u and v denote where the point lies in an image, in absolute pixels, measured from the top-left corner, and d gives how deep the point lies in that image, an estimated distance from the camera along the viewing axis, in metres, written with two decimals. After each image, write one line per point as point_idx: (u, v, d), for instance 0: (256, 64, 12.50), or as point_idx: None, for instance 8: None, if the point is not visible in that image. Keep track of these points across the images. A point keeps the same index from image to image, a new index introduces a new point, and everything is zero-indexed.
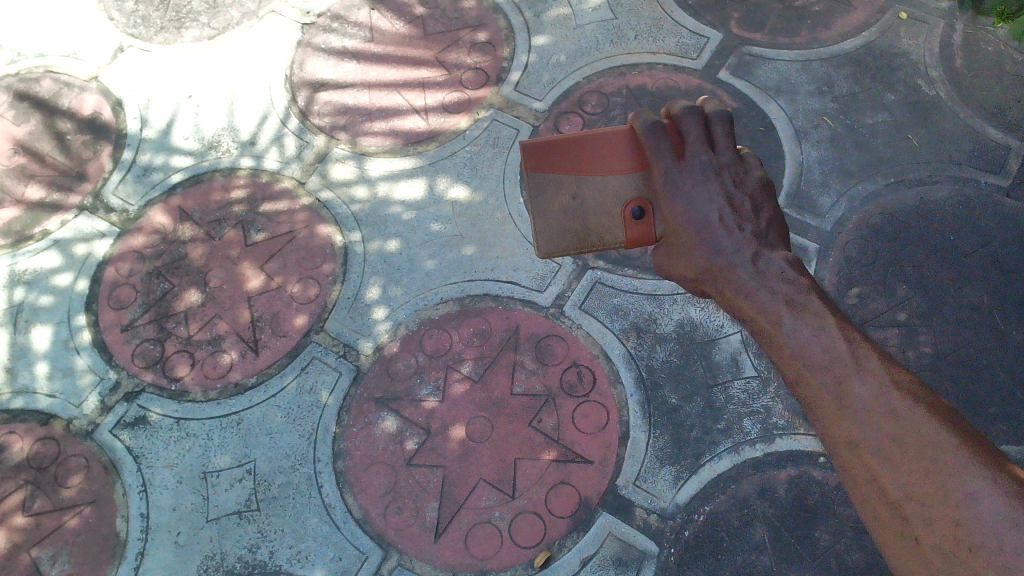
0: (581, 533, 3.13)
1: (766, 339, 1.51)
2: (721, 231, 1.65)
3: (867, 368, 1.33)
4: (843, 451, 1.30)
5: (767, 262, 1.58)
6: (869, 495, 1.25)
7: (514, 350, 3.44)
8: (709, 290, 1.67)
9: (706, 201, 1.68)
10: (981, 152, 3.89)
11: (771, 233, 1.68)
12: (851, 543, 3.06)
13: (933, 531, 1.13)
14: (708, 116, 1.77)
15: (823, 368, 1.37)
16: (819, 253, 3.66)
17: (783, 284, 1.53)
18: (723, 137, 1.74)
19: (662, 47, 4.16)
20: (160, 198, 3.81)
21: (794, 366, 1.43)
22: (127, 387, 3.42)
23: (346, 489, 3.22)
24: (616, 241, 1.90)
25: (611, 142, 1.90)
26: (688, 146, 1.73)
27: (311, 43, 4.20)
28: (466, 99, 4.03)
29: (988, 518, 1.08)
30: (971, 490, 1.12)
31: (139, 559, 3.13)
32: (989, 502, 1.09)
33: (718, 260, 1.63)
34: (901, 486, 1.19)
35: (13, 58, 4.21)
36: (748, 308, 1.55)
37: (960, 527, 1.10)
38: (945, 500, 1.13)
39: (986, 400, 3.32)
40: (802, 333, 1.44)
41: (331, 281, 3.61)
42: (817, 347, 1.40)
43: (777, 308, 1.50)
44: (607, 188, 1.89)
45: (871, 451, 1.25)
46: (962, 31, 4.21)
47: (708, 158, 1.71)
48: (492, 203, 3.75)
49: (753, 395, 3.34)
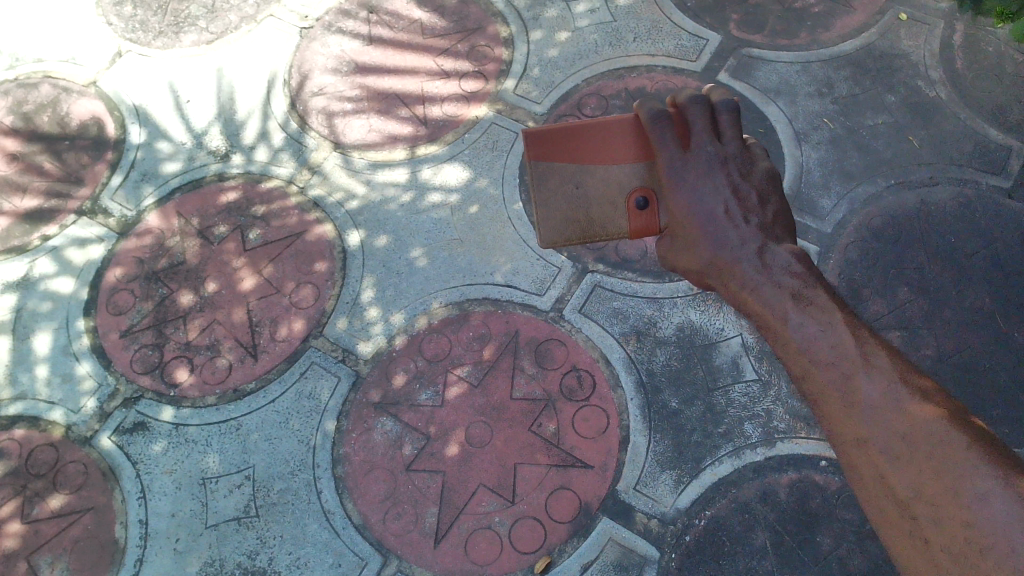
0: (580, 539, 3.12)
1: (772, 336, 1.51)
2: (726, 224, 1.64)
3: (875, 365, 1.33)
4: (850, 449, 1.29)
5: (773, 256, 1.58)
6: (876, 495, 1.24)
7: (513, 354, 3.43)
8: (713, 282, 1.67)
9: (712, 193, 1.66)
10: (982, 153, 3.87)
11: (777, 227, 1.67)
12: (853, 548, 3.04)
13: (943, 532, 1.12)
14: (715, 105, 1.75)
15: (830, 365, 1.37)
16: (819, 255, 3.64)
17: (789, 279, 1.53)
18: (729, 127, 1.72)
19: (661, 49, 4.15)
20: (158, 203, 3.79)
21: (799, 362, 1.43)
22: (126, 393, 3.42)
23: (345, 495, 3.21)
24: (619, 231, 1.90)
25: (615, 130, 1.88)
26: (694, 137, 1.70)
27: (310, 47, 4.19)
28: (465, 102, 4.01)
29: (999, 519, 1.06)
30: (981, 490, 1.10)
31: (138, 566, 3.13)
32: (999, 502, 1.08)
33: (723, 253, 1.63)
34: (909, 485, 1.18)
35: (12, 64, 4.21)
36: (755, 304, 1.55)
37: (970, 528, 1.09)
38: (954, 499, 1.12)
39: (988, 402, 3.30)
40: (808, 329, 1.44)
41: (330, 286, 3.60)
42: (823, 343, 1.40)
43: (783, 305, 1.49)
44: (610, 178, 1.88)
45: (878, 450, 1.24)
46: (962, 32, 4.20)
47: (715, 149, 1.69)
48: (492, 207, 3.74)
49: (753, 399, 3.32)
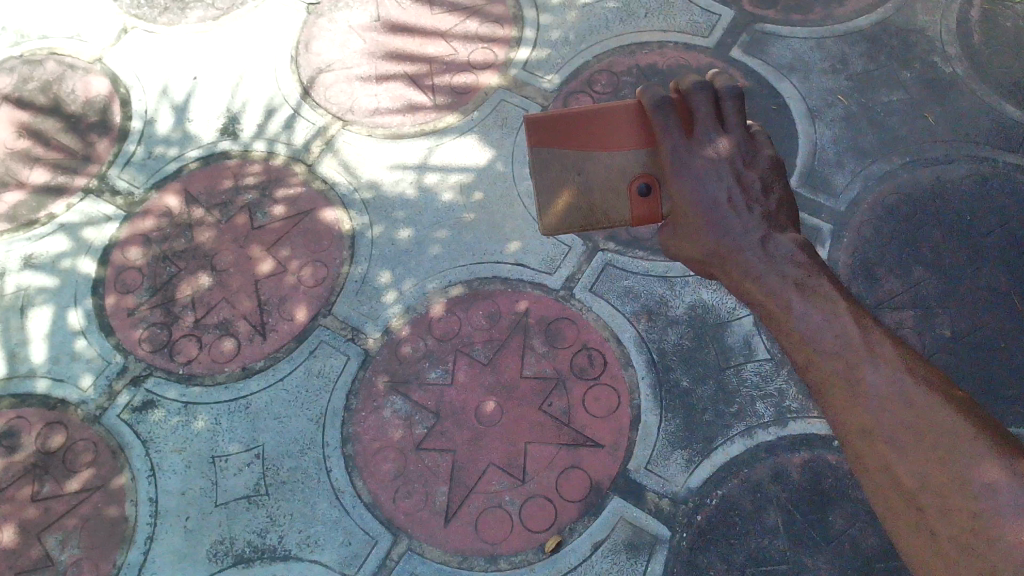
0: (592, 518, 3.09)
1: (776, 323, 1.46)
2: (729, 212, 1.61)
3: (880, 354, 1.28)
4: (855, 438, 1.24)
5: (776, 245, 1.54)
6: (882, 486, 1.20)
7: (524, 333, 3.40)
8: (716, 272, 1.64)
9: (715, 181, 1.62)
10: (998, 130, 3.80)
11: (780, 216, 1.63)
12: (866, 527, 3.01)
13: (949, 521, 1.08)
14: (719, 91, 1.72)
15: (834, 354, 1.32)
16: (833, 233, 3.59)
17: (792, 268, 1.49)
18: (733, 114, 1.69)
19: (672, 25, 4.08)
20: (163, 181, 3.76)
21: (804, 352, 1.38)
22: (135, 371, 3.40)
23: (355, 473, 3.20)
24: (621, 219, 1.84)
25: (617, 116, 1.83)
26: (698, 123, 1.67)
27: (316, 24, 4.15)
28: (474, 78, 3.96)
29: (1005, 508, 1.04)
30: (988, 480, 1.07)
31: (149, 544, 3.11)
32: (1007, 492, 1.05)
33: (725, 241, 1.60)
34: (915, 475, 1.15)
35: (17, 41, 4.17)
36: (757, 292, 1.51)
37: (976, 518, 1.06)
38: (961, 489, 1.09)
39: (1004, 382, 3.25)
40: (812, 318, 1.39)
41: (338, 265, 3.57)
42: (828, 333, 1.35)
43: (787, 293, 1.45)
44: (612, 164, 1.83)
45: (884, 439, 1.20)
46: (979, 7, 4.13)
47: (718, 136, 1.66)
48: (501, 185, 3.70)
49: (766, 378, 3.29)
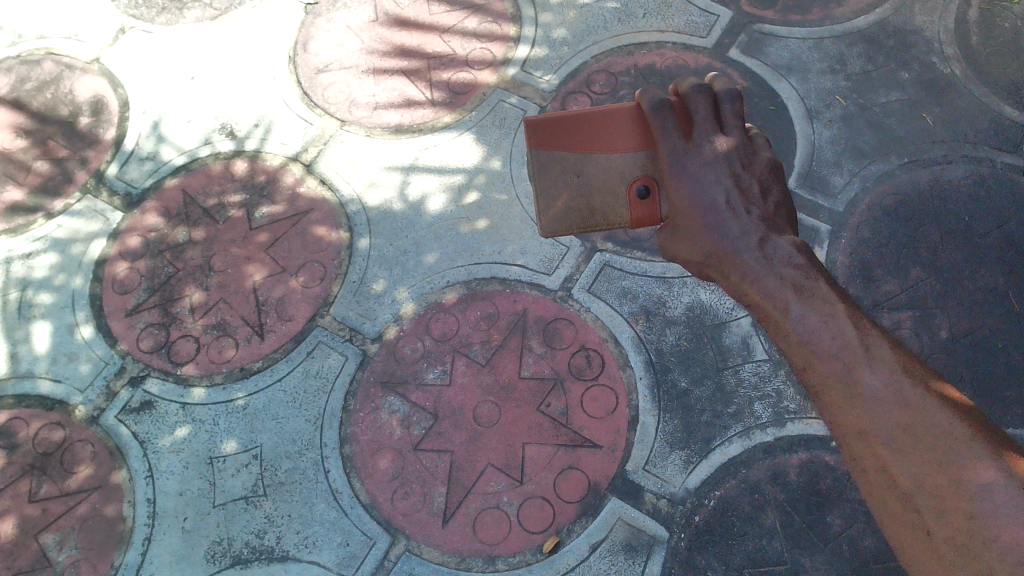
0: (590, 519, 3.09)
1: (774, 326, 1.45)
2: (727, 214, 1.61)
3: (877, 356, 1.28)
4: (852, 439, 1.24)
5: (774, 247, 1.54)
6: (879, 487, 1.20)
7: (522, 334, 3.40)
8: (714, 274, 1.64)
9: (713, 183, 1.63)
10: (996, 131, 3.80)
11: (777, 218, 1.64)
12: (863, 528, 3.01)
13: (945, 523, 1.09)
14: (717, 94, 1.72)
15: (832, 356, 1.32)
16: (831, 233, 3.59)
17: (790, 269, 1.48)
18: (731, 117, 1.70)
19: (670, 25, 4.08)
20: (161, 181, 3.76)
21: (802, 354, 1.37)
22: (132, 372, 3.40)
23: (353, 474, 3.20)
24: (620, 221, 1.85)
25: (617, 118, 1.82)
26: (695, 127, 1.67)
27: (314, 24, 4.14)
28: (472, 78, 3.95)
29: (1001, 510, 1.04)
30: (984, 482, 1.08)
31: (146, 545, 3.11)
32: (1002, 494, 1.06)
33: (723, 243, 1.59)
34: (912, 477, 1.15)
35: (14, 40, 4.16)
36: (755, 294, 1.50)
37: (972, 520, 1.06)
38: (957, 491, 1.09)
39: (1001, 382, 3.26)
40: (810, 320, 1.38)
41: (336, 265, 3.57)
42: (825, 335, 1.35)
43: (784, 295, 1.44)
44: (611, 166, 1.83)
45: (881, 441, 1.20)
46: (977, 7, 4.13)
47: (717, 137, 1.66)
48: (499, 186, 3.70)
49: (764, 378, 3.29)
